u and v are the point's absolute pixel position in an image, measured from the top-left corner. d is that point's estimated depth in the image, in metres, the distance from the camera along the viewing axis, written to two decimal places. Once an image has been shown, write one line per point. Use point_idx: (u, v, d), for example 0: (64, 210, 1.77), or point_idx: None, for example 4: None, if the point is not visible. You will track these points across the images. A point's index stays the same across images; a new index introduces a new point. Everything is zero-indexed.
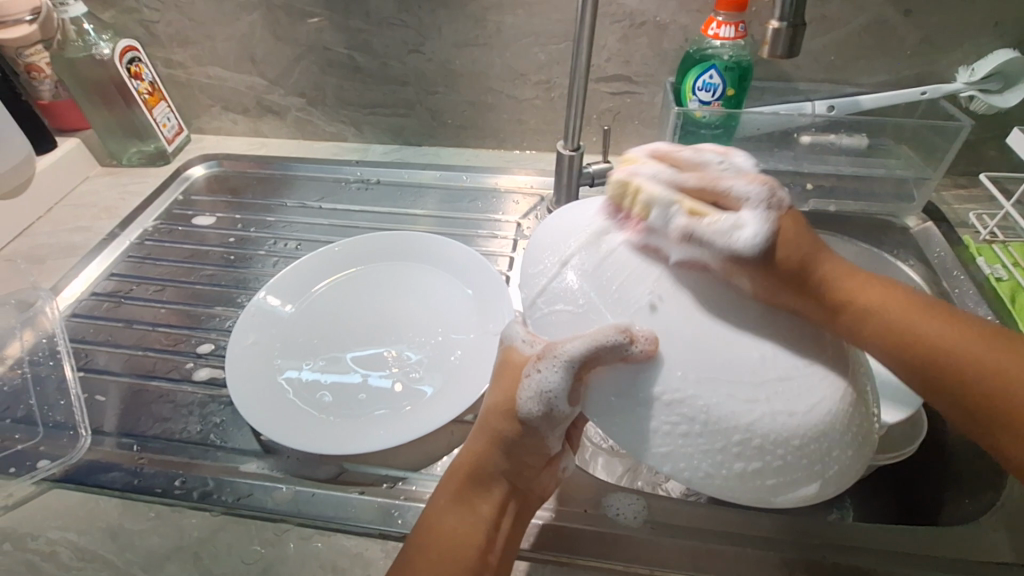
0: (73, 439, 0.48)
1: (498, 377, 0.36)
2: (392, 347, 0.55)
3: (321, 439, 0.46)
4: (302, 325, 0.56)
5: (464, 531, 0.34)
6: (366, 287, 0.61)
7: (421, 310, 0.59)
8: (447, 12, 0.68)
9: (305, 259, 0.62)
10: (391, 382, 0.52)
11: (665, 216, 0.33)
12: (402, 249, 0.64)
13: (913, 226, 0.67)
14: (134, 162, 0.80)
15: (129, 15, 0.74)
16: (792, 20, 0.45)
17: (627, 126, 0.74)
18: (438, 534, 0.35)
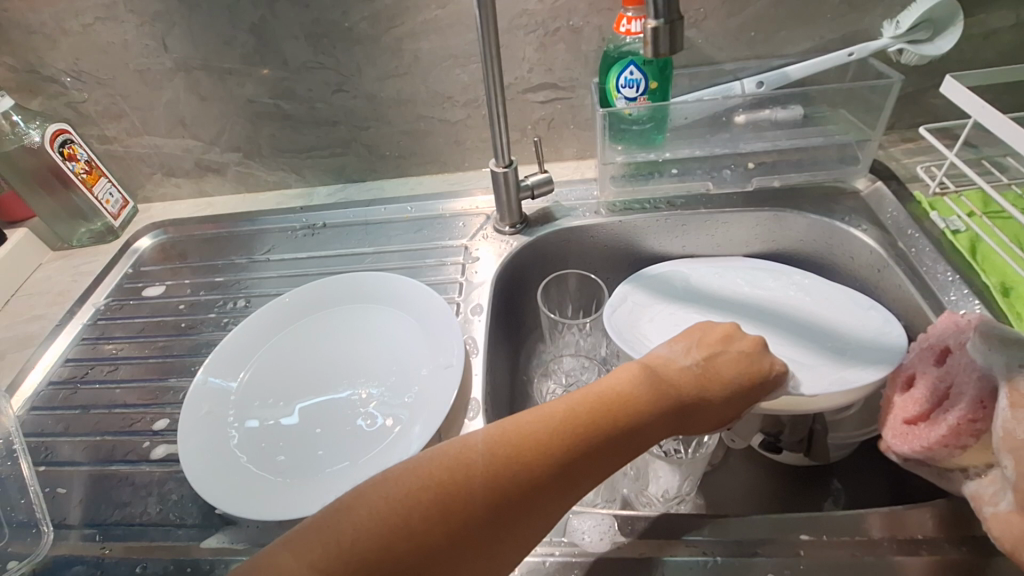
0: (36, 536, 0.48)
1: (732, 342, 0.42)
2: (346, 395, 0.55)
3: (276, 504, 0.46)
4: (254, 387, 0.56)
5: (555, 463, 0.33)
6: (318, 336, 0.60)
7: (374, 352, 0.58)
8: (363, 49, 0.68)
9: (253, 316, 0.61)
10: (343, 431, 0.51)
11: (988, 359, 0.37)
12: (350, 291, 0.64)
13: (863, 188, 0.66)
14: (85, 242, 0.80)
15: (56, 99, 0.74)
16: (668, 16, 0.43)
17: (563, 132, 0.73)
18: (549, 425, 0.34)
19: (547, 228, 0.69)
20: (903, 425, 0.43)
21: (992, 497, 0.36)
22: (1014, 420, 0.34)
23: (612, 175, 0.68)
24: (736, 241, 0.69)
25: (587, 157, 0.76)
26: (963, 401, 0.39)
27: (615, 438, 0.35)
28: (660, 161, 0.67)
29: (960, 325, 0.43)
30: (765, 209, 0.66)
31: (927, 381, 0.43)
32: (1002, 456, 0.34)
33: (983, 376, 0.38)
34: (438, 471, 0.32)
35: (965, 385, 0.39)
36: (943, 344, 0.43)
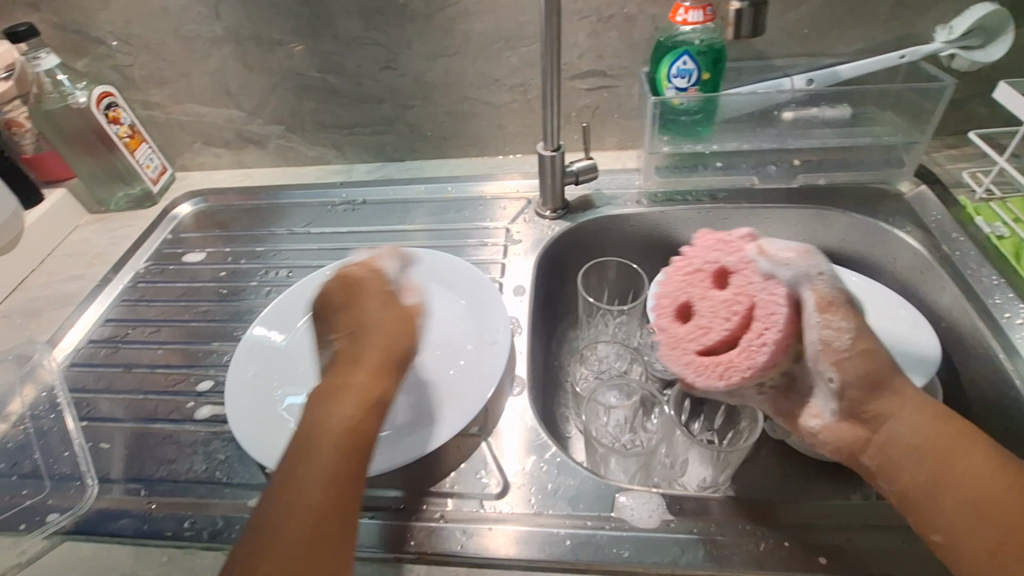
0: (80, 489, 0.48)
1: (358, 304, 0.44)
2: None
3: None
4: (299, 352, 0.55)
5: (364, 438, 0.38)
6: None
7: None
8: (415, 26, 0.68)
9: (298, 284, 0.62)
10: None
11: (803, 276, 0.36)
12: None
13: (907, 192, 0.66)
14: (122, 206, 0.80)
15: (102, 61, 0.74)
16: None
17: (607, 121, 0.74)
18: (309, 445, 0.36)
19: (588, 215, 0.70)
20: (697, 356, 0.38)
21: (816, 409, 0.38)
22: (833, 327, 0.34)
23: (656, 165, 0.69)
24: (776, 237, 0.69)
25: (628, 147, 0.77)
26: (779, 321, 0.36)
27: (332, 430, 0.37)
28: (706, 153, 0.67)
29: (725, 240, 0.40)
30: (808, 206, 0.66)
31: (719, 302, 0.38)
32: (826, 371, 0.35)
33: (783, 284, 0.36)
34: (296, 514, 0.34)
35: (772, 305, 0.36)
36: (716, 263, 0.40)
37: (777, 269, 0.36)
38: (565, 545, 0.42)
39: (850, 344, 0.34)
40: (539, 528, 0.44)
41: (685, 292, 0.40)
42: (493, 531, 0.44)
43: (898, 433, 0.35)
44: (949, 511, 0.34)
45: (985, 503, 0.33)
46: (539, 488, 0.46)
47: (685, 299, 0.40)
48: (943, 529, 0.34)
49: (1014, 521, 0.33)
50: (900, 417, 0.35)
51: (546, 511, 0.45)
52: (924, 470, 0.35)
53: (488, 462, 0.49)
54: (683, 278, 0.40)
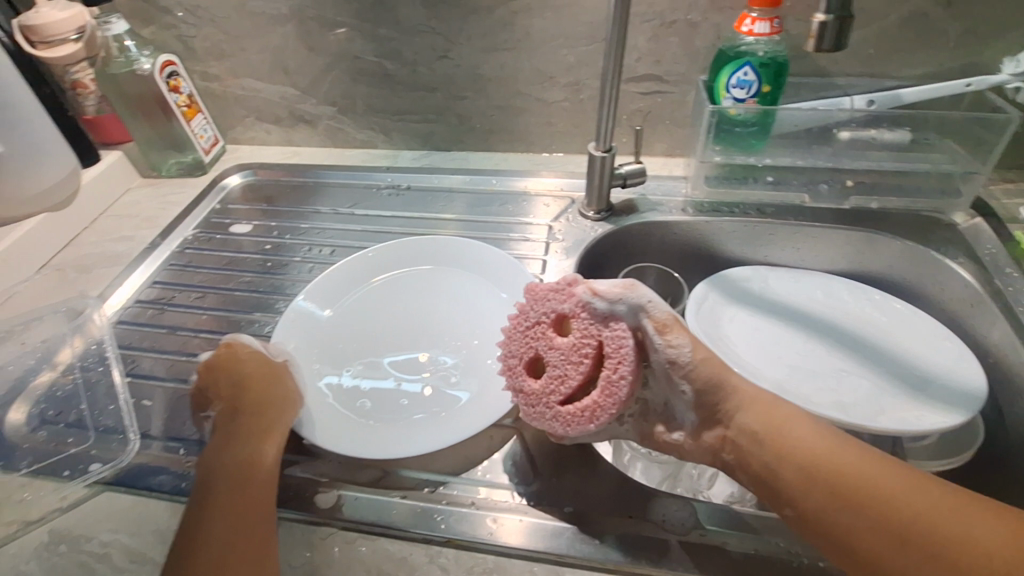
0: (122, 442, 0.50)
1: (241, 377, 0.47)
2: (428, 351, 0.55)
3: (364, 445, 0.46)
4: (342, 330, 0.57)
5: (262, 469, 0.42)
6: (403, 290, 0.62)
7: (457, 315, 0.59)
8: (476, 18, 0.68)
9: (345, 261, 0.63)
10: (426, 387, 0.52)
11: (631, 310, 0.39)
12: (436, 252, 0.65)
13: (962, 223, 0.64)
14: (173, 173, 0.82)
15: (167, 30, 0.76)
16: (839, 12, 0.44)
17: (658, 126, 0.73)
18: (220, 487, 0.40)
19: (632, 219, 0.69)
20: (563, 407, 0.40)
21: (666, 425, 0.42)
22: (673, 348, 0.38)
23: (704, 174, 0.68)
24: (821, 257, 0.68)
25: (676, 155, 0.76)
26: (622, 356, 0.38)
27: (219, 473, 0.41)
28: (758, 166, 0.67)
29: (559, 287, 0.42)
30: (858, 229, 0.65)
31: (568, 350, 0.40)
32: (678, 384, 0.39)
33: (622, 319, 0.39)
34: (216, 526, 0.38)
35: (615, 342, 0.39)
36: (557, 311, 0.42)
37: (611, 308, 0.39)
38: (591, 543, 0.42)
39: (690, 358, 0.38)
40: (566, 524, 0.43)
41: (531, 347, 0.42)
42: (519, 521, 0.44)
43: (746, 423, 0.38)
44: (825, 509, 0.34)
45: (827, 474, 0.35)
46: (567, 484, 0.46)
47: (533, 354, 0.42)
48: (791, 501, 0.36)
49: (857, 490, 0.34)
50: (741, 413, 0.38)
51: (574, 508, 0.44)
52: (766, 453, 0.37)
53: (518, 452, 0.49)
54: (526, 334, 0.43)
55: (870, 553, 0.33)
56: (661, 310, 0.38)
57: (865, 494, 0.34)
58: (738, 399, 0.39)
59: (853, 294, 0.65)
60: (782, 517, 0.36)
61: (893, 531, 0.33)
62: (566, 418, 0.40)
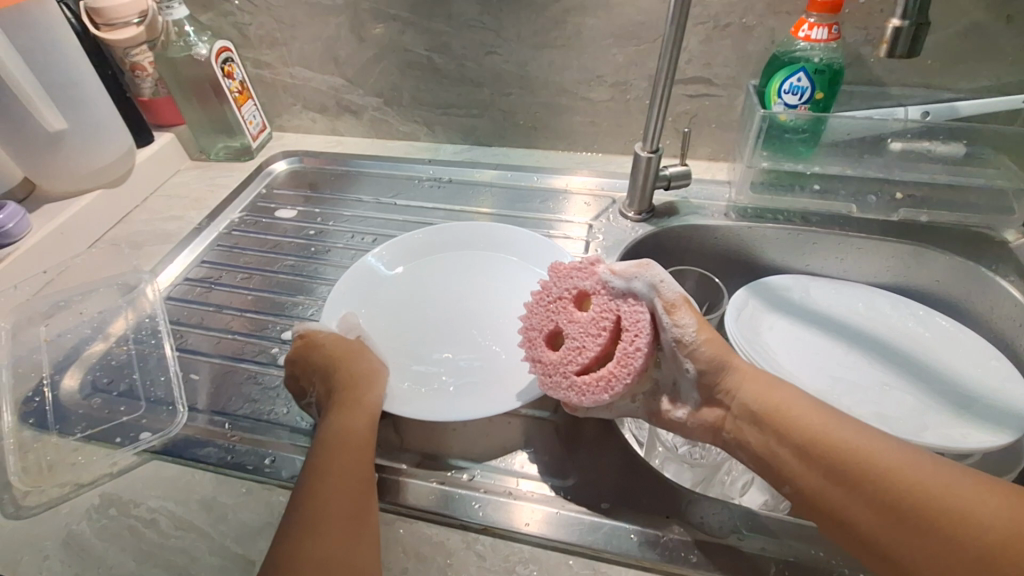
0: (171, 413, 0.51)
1: (325, 349, 0.49)
2: (480, 328, 0.57)
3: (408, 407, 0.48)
4: (399, 302, 0.60)
5: (361, 440, 0.43)
6: (459, 269, 0.63)
7: (511, 296, 0.60)
8: (528, 15, 0.68)
9: (405, 238, 0.65)
10: (476, 359, 0.54)
11: (648, 286, 0.39)
12: (492, 235, 0.66)
13: (1013, 241, 0.63)
14: (221, 157, 0.84)
15: (224, 17, 0.78)
16: (915, 18, 0.44)
17: (703, 130, 0.73)
18: (328, 450, 0.42)
19: (674, 221, 0.69)
20: (576, 378, 0.41)
21: (672, 404, 0.43)
22: (681, 327, 0.39)
23: (751, 180, 0.68)
24: (865, 269, 0.67)
25: (719, 159, 0.76)
26: (638, 331, 0.39)
27: (330, 437, 0.43)
28: (806, 174, 0.66)
29: (577, 264, 0.43)
30: (906, 242, 0.64)
31: (585, 324, 0.41)
32: (683, 362, 0.40)
33: (637, 296, 0.40)
34: (330, 486, 0.39)
35: (630, 316, 0.40)
36: (574, 288, 0.43)
37: (627, 284, 0.40)
38: (627, 539, 0.42)
39: (697, 339, 0.39)
40: (601, 518, 0.43)
41: (552, 320, 0.43)
42: (557, 513, 0.44)
43: (744, 400, 0.40)
44: (817, 486, 0.36)
45: (821, 447, 0.37)
46: (602, 479, 0.46)
47: (553, 327, 0.43)
48: (789, 481, 0.38)
49: (851, 468, 0.36)
50: (738, 390, 0.40)
51: (608, 504, 0.44)
52: (762, 432, 0.39)
53: (554, 445, 0.49)
54: (547, 308, 0.43)
55: (860, 528, 0.35)
56: (673, 290, 0.39)
57: (858, 470, 0.35)
58: (738, 377, 0.40)
59: (897, 309, 0.63)
60: (783, 494, 0.39)
61: (882, 501, 0.34)
62: (580, 388, 0.40)
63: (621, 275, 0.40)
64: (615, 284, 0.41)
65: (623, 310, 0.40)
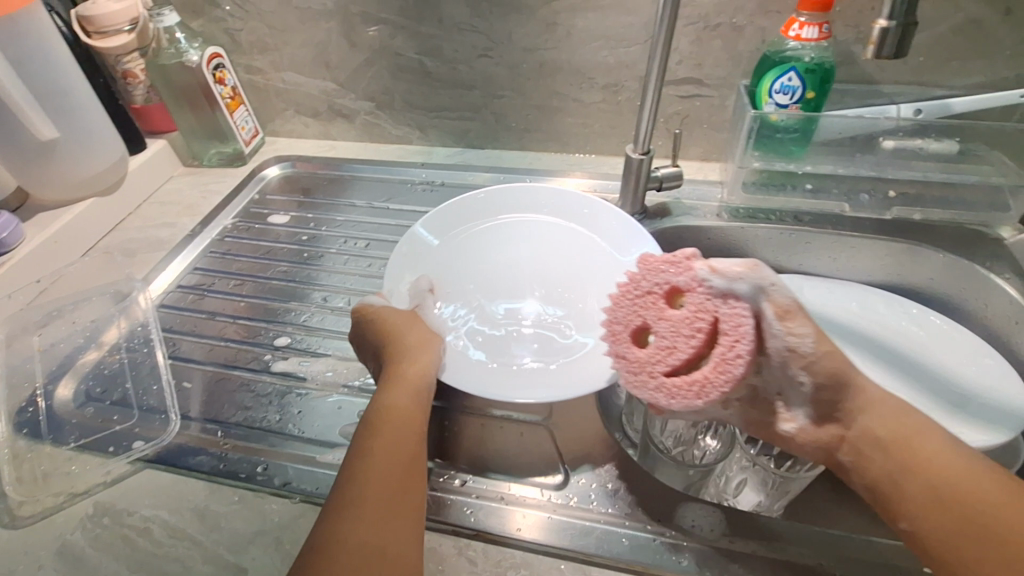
0: (164, 422, 0.51)
1: (379, 323, 0.49)
2: (541, 307, 0.58)
3: (473, 377, 0.49)
4: (464, 271, 0.61)
5: (408, 422, 0.42)
6: (523, 242, 0.64)
7: (573, 274, 0.61)
8: (518, 17, 0.68)
9: (472, 204, 0.66)
10: (535, 336, 0.55)
11: (754, 289, 0.35)
12: (555, 207, 0.66)
13: (1009, 238, 0.63)
14: (214, 163, 0.84)
15: (216, 23, 0.78)
16: (903, 18, 0.44)
17: (695, 130, 0.73)
18: (378, 423, 0.42)
19: (666, 221, 0.69)
20: (662, 381, 0.37)
21: (786, 416, 0.39)
22: (793, 336, 0.34)
23: (743, 180, 0.68)
24: (859, 268, 0.67)
25: (712, 159, 0.76)
26: (738, 338, 0.35)
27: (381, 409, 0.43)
28: (797, 173, 0.65)
29: (671, 259, 0.39)
30: (900, 241, 0.64)
31: (678, 326, 0.37)
32: (797, 375, 0.36)
33: (739, 298, 0.35)
34: (377, 459, 0.40)
35: (732, 320, 0.35)
36: (669, 285, 0.39)
37: (729, 285, 0.35)
38: (616, 541, 0.42)
39: (815, 349, 0.35)
40: (590, 522, 0.43)
41: (641, 316, 0.39)
42: (549, 518, 0.44)
43: (870, 429, 0.37)
44: (939, 529, 0.34)
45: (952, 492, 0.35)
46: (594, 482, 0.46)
47: (640, 323, 0.39)
48: (906, 515, 0.36)
49: (983, 522, 0.34)
50: (863, 416, 0.37)
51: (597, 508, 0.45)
52: (886, 463, 0.36)
53: (546, 449, 0.49)
54: (635, 303, 0.40)
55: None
56: (785, 295, 0.34)
57: (985, 521, 0.34)
58: (864, 401, 0.38)
59: (890, 305, 0.63)
60: (894, 528, 0.37)
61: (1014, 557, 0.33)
62: (668, 388, 0.36)
63: (724, 274, 0.36)
64: (717, 285, 0.36)
65: (727, 315, 0.36)
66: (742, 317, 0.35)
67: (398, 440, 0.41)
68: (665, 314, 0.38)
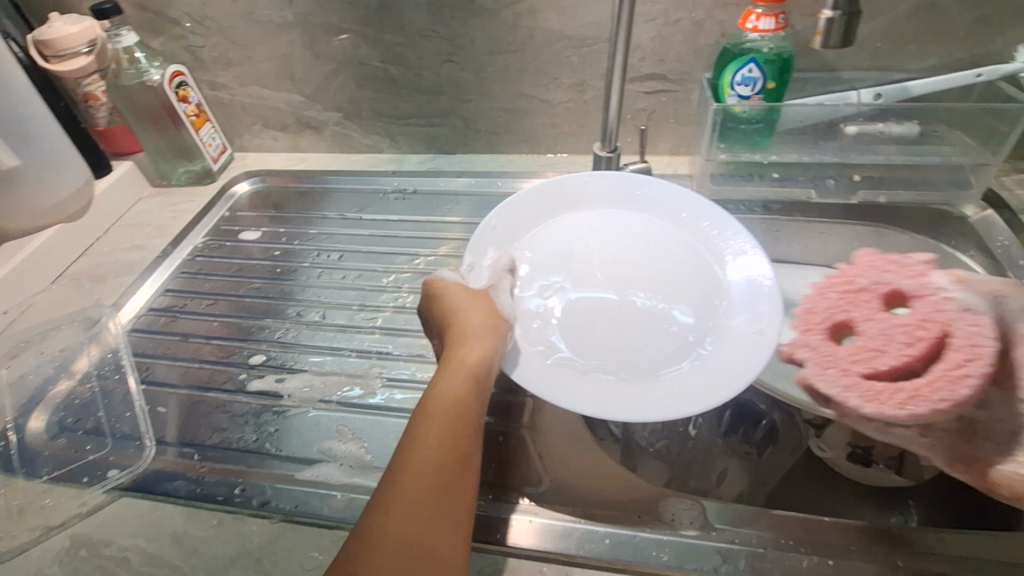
0: (138, 448, 0.51)
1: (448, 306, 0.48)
2: (629, 301, 0.51)
3: (554, 386, 0.45)
4: (545, 256, 0.55)
5: (465, 411, 0.40)
6: (610, 229, 0.57)
7: (665, 268, 0.54)
8: (480, 21, 0.68)
9: (560, 184, 0.59)
10: (620, 331, 0.49)
11: (903, 306, 0.44)
12: (647, 192, 0.59)
13: (972, 215, 0.64)
14: (183, 182, 0.83)
15: (176, 41, 0.77)
16: (847, 9, 0.44)
17: (662, 125, 0.73)
18: (435, 409, 0.40)
19: None
20: (868, 383, 0.41)
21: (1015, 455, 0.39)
22: (978, 355, 0.39)
23: (711, 172, 0.68)
24: (828, 253, 0.68)
25: (681, 153, 0.76)
26: (973, 349, 0.40)
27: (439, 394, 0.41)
28: (764, 163, 0.66)
29: (897, 262, 0.47)
30: (866, 224, 0.66)
31: (922, 325, 0.42)
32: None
33: (963, 312, 0.42)
34: (431, 450, 0.38)
35: (964, 332, 0.41)
36: (895, 288, 0.45)
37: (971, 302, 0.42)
38: (596, 539, 0.42)
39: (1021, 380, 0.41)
40: (570, 522, 0.44)
41: (847, 311, 0.45)
42: (531, 522, 0.44)
43: None
44: None
45: None
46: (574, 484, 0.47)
47: (844, 319, 0.45)
48: None
49: None
50: None
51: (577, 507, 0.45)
52: None
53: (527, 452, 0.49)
54: (844, 297, 0.46)
55: None
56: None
57: None
58: None
59: None
60: None
61: None
62: (868, 390, 0.40)
63: (969, 288, 0.44)
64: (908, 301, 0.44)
65: (948, 325, 0.41)
66: (980, 327, 0.41)
67: (452, 431, 0.39)
68: (880, 312, 0.44)
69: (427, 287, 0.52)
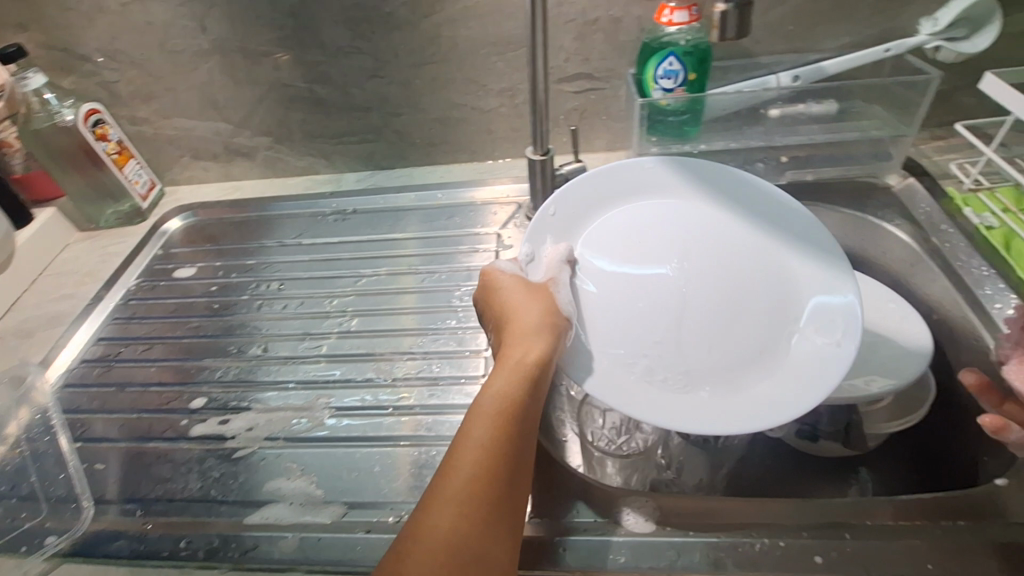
0: (76, 511, 0.49)
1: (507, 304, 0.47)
2: (709, 292, 0.49)
3: (618, 393, 0.44)
4: (612, 245, 0.53)
5: (523, 413, 0.39)
6: (684, 213, 0.54)
7: (740, 254, 0.51)
8: (402, 35, 0.67)
9: (622, 168, 0.56)
10: (694, 324, 0.48)
11: None
12: (711, 177, 0.56)
13: (896, 184, 0.66)
14: (112, 224, 0.80)
15: (88, 78, 0.73)
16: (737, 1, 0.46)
17: (595, 123, 0.74)
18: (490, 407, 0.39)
19: None
20: None
21: None
22: None
23: None
24: None
25: (617, 149, 0.77)
26: None
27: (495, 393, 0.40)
28: (695, 153, 0.67)
29: None
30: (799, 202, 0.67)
31: None
32: None
33: None
34: (486, 447, 0.37)
35: None
36: None
37: None
38: (557, 549, 0.42)
39: None
40: (530, 535, 0.43)
41: None
42: None
43: None
44: None
45: None
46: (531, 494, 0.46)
47: None
48: None
49: None
50: None
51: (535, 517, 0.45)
52: None
53: None
54: None
55: None
56: None
57: None
58: None
59: None
60: None
61: None
62: None
63: None
64: None
65: None
66: None
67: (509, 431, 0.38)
68: None
69: (484, 279, 0.51)
